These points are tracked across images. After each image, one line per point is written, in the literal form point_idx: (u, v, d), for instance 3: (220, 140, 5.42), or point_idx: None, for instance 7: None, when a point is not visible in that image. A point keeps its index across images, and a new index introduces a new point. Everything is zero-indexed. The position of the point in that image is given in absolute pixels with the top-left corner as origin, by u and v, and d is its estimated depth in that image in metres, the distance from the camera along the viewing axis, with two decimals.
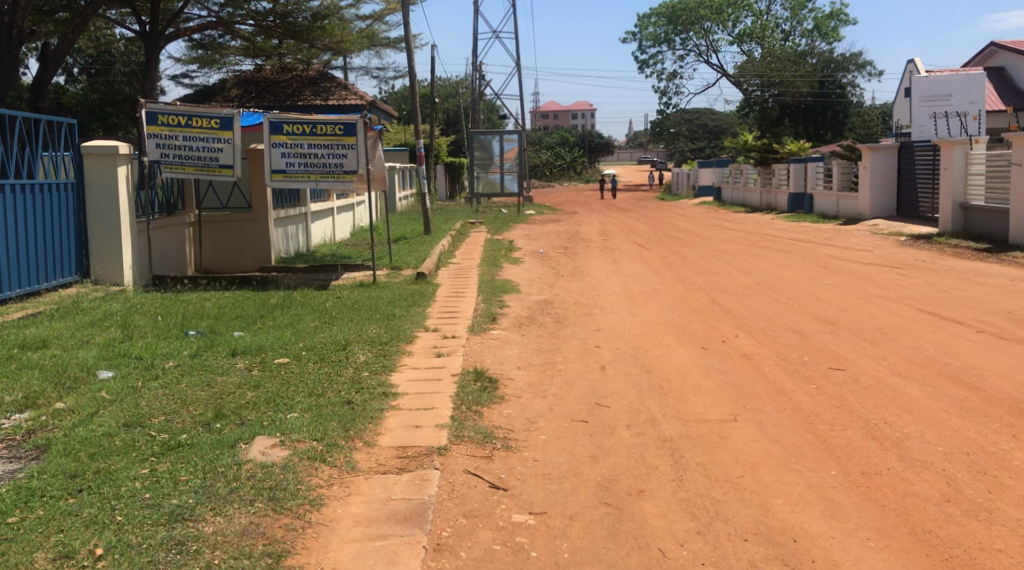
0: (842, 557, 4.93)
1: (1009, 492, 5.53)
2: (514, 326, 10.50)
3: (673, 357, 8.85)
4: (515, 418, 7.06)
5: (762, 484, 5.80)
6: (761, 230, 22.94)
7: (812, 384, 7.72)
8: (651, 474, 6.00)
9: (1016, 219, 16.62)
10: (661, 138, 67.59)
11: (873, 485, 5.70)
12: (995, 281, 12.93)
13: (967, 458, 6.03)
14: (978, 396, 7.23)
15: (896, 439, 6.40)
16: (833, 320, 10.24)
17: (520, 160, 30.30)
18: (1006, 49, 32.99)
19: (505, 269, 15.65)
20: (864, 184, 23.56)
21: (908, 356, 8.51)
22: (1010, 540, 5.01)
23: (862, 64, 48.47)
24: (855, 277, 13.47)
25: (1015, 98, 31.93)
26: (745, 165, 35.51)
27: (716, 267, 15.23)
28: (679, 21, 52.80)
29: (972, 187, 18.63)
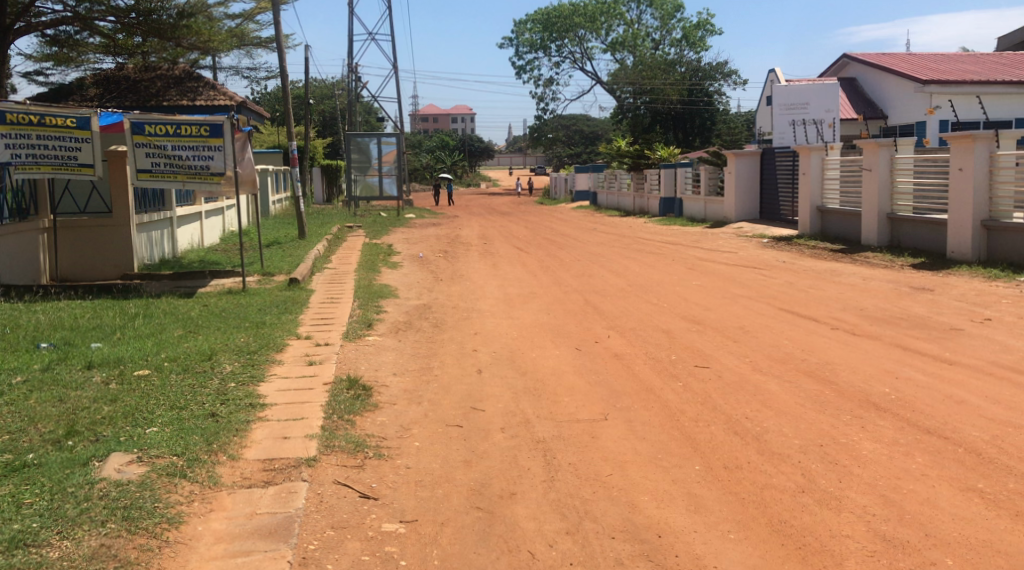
0: (703, 551, 5.05)
1: (857, 481, 5.79)
2: (390, 331, 10.40)
3: (547, 359, 8.94)
4: (388, 425, 6.98)
5: (630, 481, 5.91)
6: (634, 233, 23.46)
7: (679, 382, 7.93)
8: (524, 476, 6.03)
9: (867, 221, 17.55)
10: (540, 143, 68.45)
11: (734, 478, 5.89)
12: (850, 280, 13.57)
13: (820, 449, 6.30)
14: (830, 390, 7.57)
15: (756, 433, 6.63)
16: (700, 319, 10.55)
17: (398, 163, 30.07)
18: (856, 61, 34.75)
19: (382, 274, 15.49)
20: (729, 189, 24.37)
21: (768, 352, 8.83)
22: (857, 526, 5.22)
23: (727, 72, 50.17)
24: (722, 278, 13.90)
25: (865, 107, 33.71)
26: (620, 170, 36.23)
27: (592, 269, 15.47)
28: (554, 28, 53.54)
29: (828, 191, 19.56)
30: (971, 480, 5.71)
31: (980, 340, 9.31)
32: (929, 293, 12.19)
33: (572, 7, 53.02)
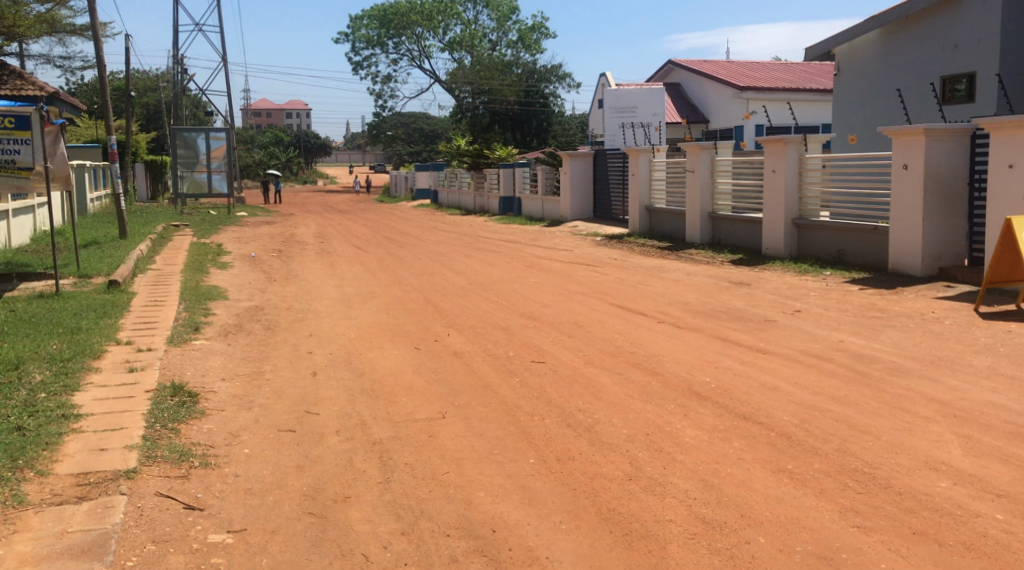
0: (536, 543, 5.13)
1: (681, 466, 6.04)
2: (219, 335, 10.05)
3: (384, 359, 8.87)
4: (216, 433, 6.74)
5: (465, 478, 5.94)
6: (472, 231, 23.62)
7: (514, 377, 8.04)
8: (359, 478, 5.96)
9: (691, 221, 18.37)
10: (378, 141, 67.84)
11: (566, 469, 6.02)
12: (678, 275, 14.14)
13: (647, 438, 6.53)
14: (658, 380, 7.86)
15: (588, 425, 6.80)
16: (536, 316, 10.72)
17: (228, 159, 29.13)
18: (680, 66, 36.27)
19: (211, 274, 14.94)
20: (565, 188, 24.92)
21: (601, 346, 9.08)
22: (681, 510, 5.43)
23: (562, 75, 51.30)
24: (558, 275, 14.19)
25: (688, 111, 35.24)
26: (459, 169, 36.42)
27: (430, 268, 15.46)
28: (391, 26, 53.18)
29: (656, 191, 20.34)
30: (782, 462, 6.04)
31: (793, 330, 9.90)
32: (748, 287, 12.86)
33: (409, 5, 52.81)
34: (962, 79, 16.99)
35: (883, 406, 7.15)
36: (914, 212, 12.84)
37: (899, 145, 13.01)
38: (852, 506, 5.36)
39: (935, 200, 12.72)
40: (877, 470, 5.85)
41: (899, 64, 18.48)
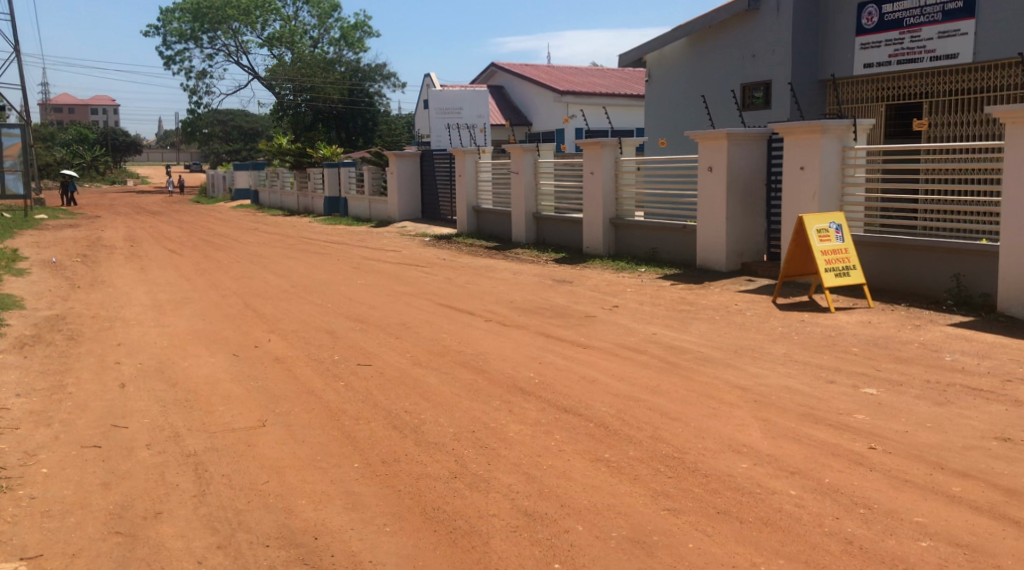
0: (358, 546, 5.09)
1: (505, 461, 6.15)
2: (14, 348, 9.40)
3: (200, 367, 8.57)
4: (11, 454, 6.33)
5: (286, 486, 5.84)
6: (296, 232, 23.13)
7: (339, 381, 7.95)
8: (172, 493, 5.74)
9: (517, 221, 18.70)
10: (194, 139, 65.22)
11: (390, 472, 6.01)
12: (504, 274, 14.36)
13: (472, 435, 6.62)
14: (484, 378, 7.97)
15: (413, 426, 6.82)
16: (362, 318, 10.63)
17: (24, 157, 27.24)
18: (503, 69, 36.85)
19: (6, 282, 13.94)
20: (392, 188, 24.80)
21: (427, 347, 9.12)
22: (504, 504, 5.52)
23: (386, 75, 51.07)
24: (383, 276, 14.11)
25: (511, 114, 35.86)
26: (280, 169, 35.57)
27: (250, 271, 15.04)
28: (205, 20, 51.26)
29: (482, 192, 20.57)
30: (600, 452, 6.27)
31: (612, 325, 10.27)
32: (571, 285, 13.23)
33: None
34: (760, 88, 18.11)
35: (694, 394, 7.54)
36: (719, 211, 13.58)
37: (704, 148, 13.74)
38: (663, 490, 5.63)
39: (737, 200, 13.51)
40: (686, 455, 6.17)
41: (704, 72, 19.50)
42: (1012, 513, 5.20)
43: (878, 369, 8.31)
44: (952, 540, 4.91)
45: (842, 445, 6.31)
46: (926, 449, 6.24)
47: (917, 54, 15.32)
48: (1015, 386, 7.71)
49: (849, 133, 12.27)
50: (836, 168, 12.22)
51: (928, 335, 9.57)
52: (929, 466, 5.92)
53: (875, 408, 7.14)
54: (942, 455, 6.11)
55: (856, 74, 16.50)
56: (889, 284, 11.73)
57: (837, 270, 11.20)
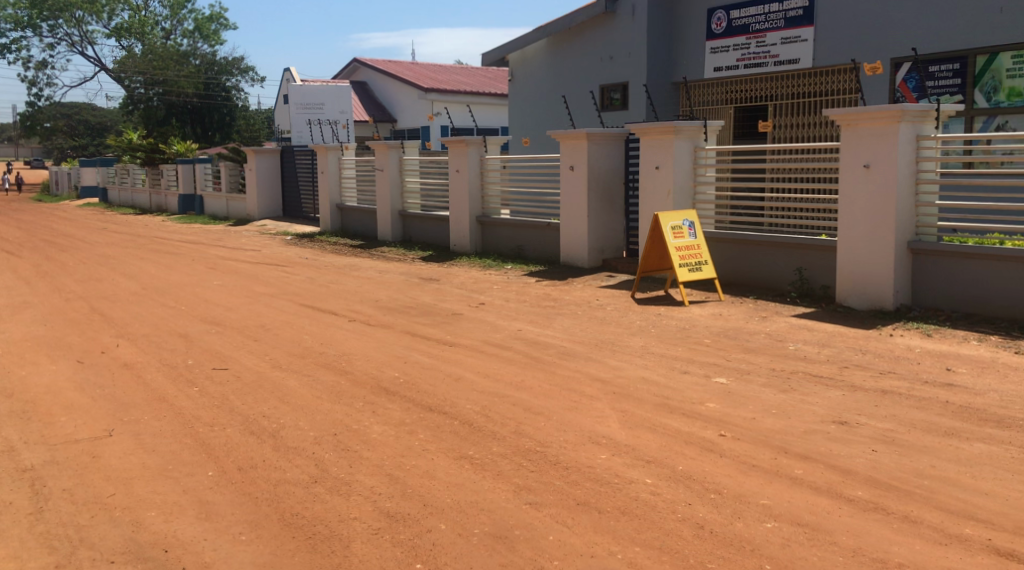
0: (212, 557, 4.96)
1: (366, 463, 6.11)
2: None
3: (42, 376, 8.16)
4: None
5: (135, 498, 5.63)
6: (149, 232, 22.27)
7: (194, 387, 7.72)
8: (8, 512, 5.46)
9: (381, 219, 18.56)
10: (36, 133, 61.78)
11: (247, 479, 5.89)
12: (367, 273, 14.25)
13: (333, 438, 6.55)
14: (346, 380, 7.90)
15: (272, 430, 6.70)
16: (218, 321, 10.35)
17: None
18: (365, 65, 36.47)
19: None
20: (251, 185, 24.18)
21: (287, 349, 8.96)
22: (364, 506, 5.49)
23: (243, 68, 49.76)
24: (241, 277, 13.77)
25: (375, 110, 35.52)
26: (131, 165, 34.14)
27: (97, 273, 14.39)
28: (46, 7, 48.65)
29: (346, 189, 20.33)
30: (463, 449, 6.32)
31: (476, 322, 10.34)
32: (435, 283, 13.25)
33: None
34: (618, 89, 18.56)
35: (556, 388, 7.69)
36: (579, 209, 13.88)
37: (564, 147, 14.02)
38: (524, 485, 5.72)
39: (597, 198, 13.83)
40: (547, 449, 6.28)
41: (565, 73, 19.85)
42: (849, 492, 5.53)
43: (729, 359, 8.67)
44: (793, 520, 5.19)
45: (695, 433, 6.57)
46: (771, 434, 6.56)
47: (763, 59, 16.06)
48: (852, 372, 8.20)
49: (699, 134, 12.77)
50: (689, 168, 12.69)
51: (775, 326, 10.05)
52: (774, 450, 6.23)
53: (726, 396, 7.47)
54: (786, 440, 6.44)
55: (706, 76, 17.16)
56: (739, 278, 12.25)
57: (691, 265, 11.62)
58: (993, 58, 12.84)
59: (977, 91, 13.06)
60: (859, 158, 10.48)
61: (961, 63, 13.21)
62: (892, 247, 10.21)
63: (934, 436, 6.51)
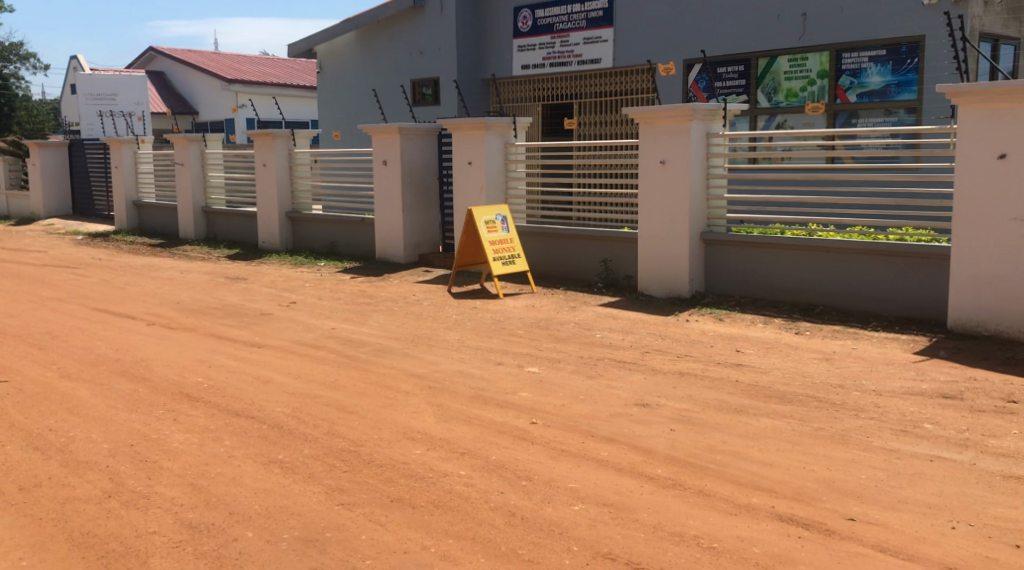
0: None
1: (166, 474, 5.85)
2: None
3: None
4: None
5: None
6: None
7: None
8: None
9: (183, 215, 17.76)
10: None
11: (31, 499, 5.50)
12: (166, 274, 13.60)
13: (130, 449, 6.23)
14: (143, 387, 7.52)
15: (60, 445, 6.29)
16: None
17: None
18: (163, 54, 34.78)
19: None
20: (35, 182, 22.53)
21: (78, 357, 8.43)
22: (164, 519, 5.24)
23: (24, 55, 46.36)
24: (25, 281, 12.82)
25: (175, 102, 33.91)
26: None
27: None
28: None
29: (144, 185, 19.34)
30: (272, 453, 6.16)
31: (285, 321, 10.10)
32: (242, 282, 12.84)
33: None
34: (427, 84, 18.58)
35: (368, 385, 7.63)
36: (393, 205, 13.80)
37: (376, 142, 13.91)
38: (336, 486, 5.64)
39: (410, 194, 13.80)
40: (360, 448, 6.23)
41: (374, 67, 19.67)
42: (650, 471, 5.80)
43: (540, 348, 8.88)
44: (600, 501, 5.38)
45: (507, 423, 6.69)
46: (580, 419, 6.78)
47: (567, 58, 16.51)
48: (654, 357, 8.60)
49: (509, 131, 12.97)
50: (500, 163, 12.87)
51: (583, 315, 10.37)
52: (582, 435, 6.44)
53: (537, 385, 7.64)
54: (593, 424, 6.67)
55: (514, 74, 17.48)
56: (552, 270, 12.55)
57: (504, 259, 11.80)
58: (772, 61, 13.73)
59: (760, 91, 13.90)
60: (656, 154, 10.96)
61: (745, 65, 14.05)
62: (687, 238, 10.75)
63: (726, 414, 6.92)
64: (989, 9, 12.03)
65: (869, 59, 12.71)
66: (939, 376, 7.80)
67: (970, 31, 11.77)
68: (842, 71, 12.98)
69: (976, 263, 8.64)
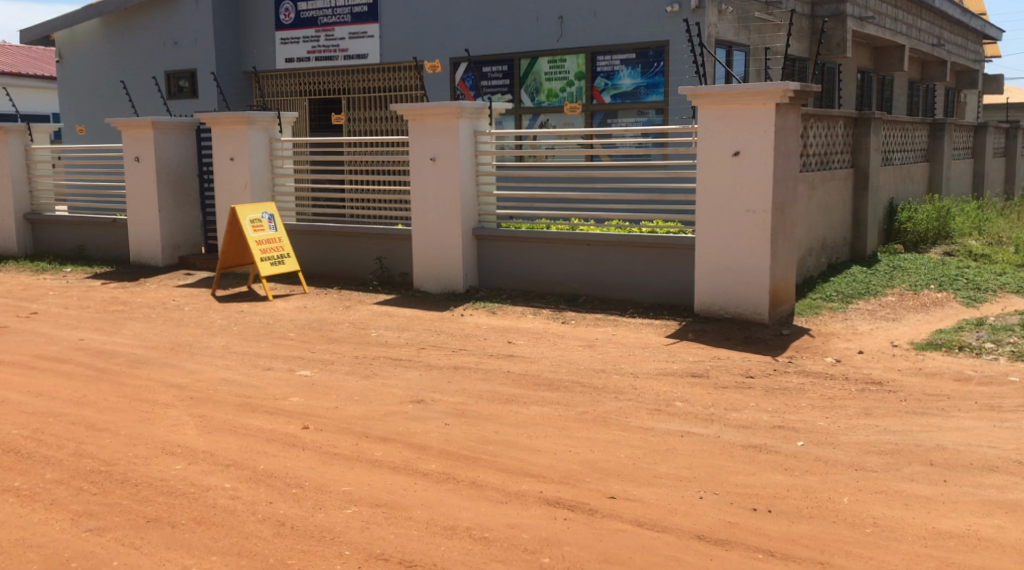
0: None
1: None
2: None
3: None
4: None
5: None
6: None
7: None
8: None
9: None
10: None
11: None
12: None
13: None
14: None
15: None
16: None
17: None
18: None
19: None
20: None
21: None
22: None
23: None
24: None
25: None
26: None
27: None
28: None
29: None
30: (10, 481, 5.67)
31: (26, 335, 9.32)
32: None
33: None
34: (184, 76, 17.74)
35: (123, 400, 7.19)
36: (149, 204, 13.06)
37: (128, 137, 13.10)
38: (86, 511, 5.29)
39: (168, 192, 13.12)
40: (113, 468, 5.87)
41: (124, 57, 18.53)
42: (423, 467, 5.85)
43: (311, 350, 8.72)
44: (371, 502, 5.37)
45: (276, 430, 6.53)
46: (352, 421, 6.72)
47: (332, 53, 16.30)
48: (427, 352, 8.67)
49: (274, 126, 12.62)
50: (265, 159, 12.49)
51: (356, 314, 10.29)
52: (354, 437, 6.40)
53: (307, 388, 7.50)
54: (366, 424, 6.64)
55: (278, 67, 17.02)
56: (324, 270, 12.34)
57: (272, 259, 11.48)
58: (533, 62, 14.17)
59: (523, 91, 14.32)
60: (427, 151, 11.01)
61: (509, 65, 14.42)
62: (459, 233, 10.92)
63: (497, 405, 7.10)
64: (723, 18, 13.01)
65: (621, 62, 13.38)
66: (690, 357, 8.38)
67: (707, 38, 12.69)
68: (597, 72, 13.61)
69: (719, 254, 9.34)
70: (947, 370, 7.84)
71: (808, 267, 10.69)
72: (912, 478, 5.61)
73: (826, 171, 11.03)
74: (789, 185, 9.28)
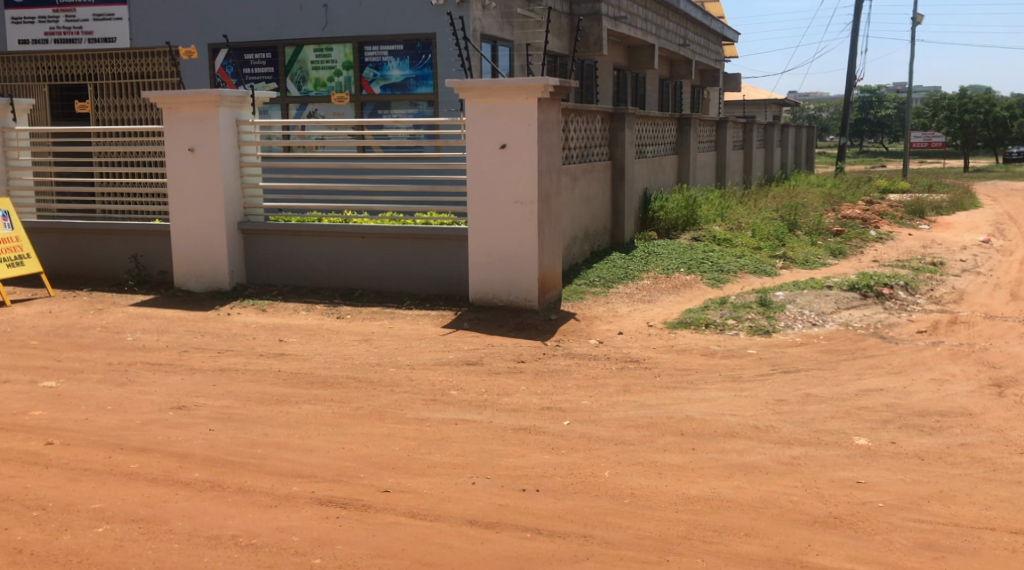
0: None
1: None
2: None
3: None
4: None
5: None
6: None
7: None
8: None
9: None
10: None
11: None
12: None
13: None
14: None
15: None
16: None
17: None
18: None
19: None
20: None
21: None
22: None
23: None
24: None
25: None
26: None
27: None
28: None
29: None
30: None
31: None
32: None
33: None
34: None
35: None
36: None
37: None
38: None
39: None
40: None
41: None
42: (185, 477, 5.60)
43: (58, 359, 8.12)
44: (126, 518, 5.08)
45: (15, 448, 6.03)
46: (105, 432, 6.33)
47: (74, 35, 15.17)
48: (190, 355, 8.30)
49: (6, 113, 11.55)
50: None
51: (110, 317, 9.68)
52: (107, 449, 6.02)
53: (53, 400, 6.98)
54: (121, 435, 6.27)
55: (9, 49, 15.47)
56: (73, 270, 11.50)
57: (7, 260, 10.59)
58: (298, 50, 13.85)
59: (289, 80, 13.98)
60: (185, 141, 10.49)
61: (272, 53, 14.01)
62: (224, 228, 10.51)
63: (266, 405, 6.92)
64: (487, 12, 13.28)
65: (389, 53, 13.35)
66: (463, 345, 8.52)
67: (471, 32, 12.91)
68: (365, 63, 13.51)
69: (487, 244, 9.55)
70: (695, 346, 8.43)
71: (572, 255, 11.15)
72: (666, 448, 6.00)
73: (586, 163, 11.53)
74: (553, 176, 9.62)
